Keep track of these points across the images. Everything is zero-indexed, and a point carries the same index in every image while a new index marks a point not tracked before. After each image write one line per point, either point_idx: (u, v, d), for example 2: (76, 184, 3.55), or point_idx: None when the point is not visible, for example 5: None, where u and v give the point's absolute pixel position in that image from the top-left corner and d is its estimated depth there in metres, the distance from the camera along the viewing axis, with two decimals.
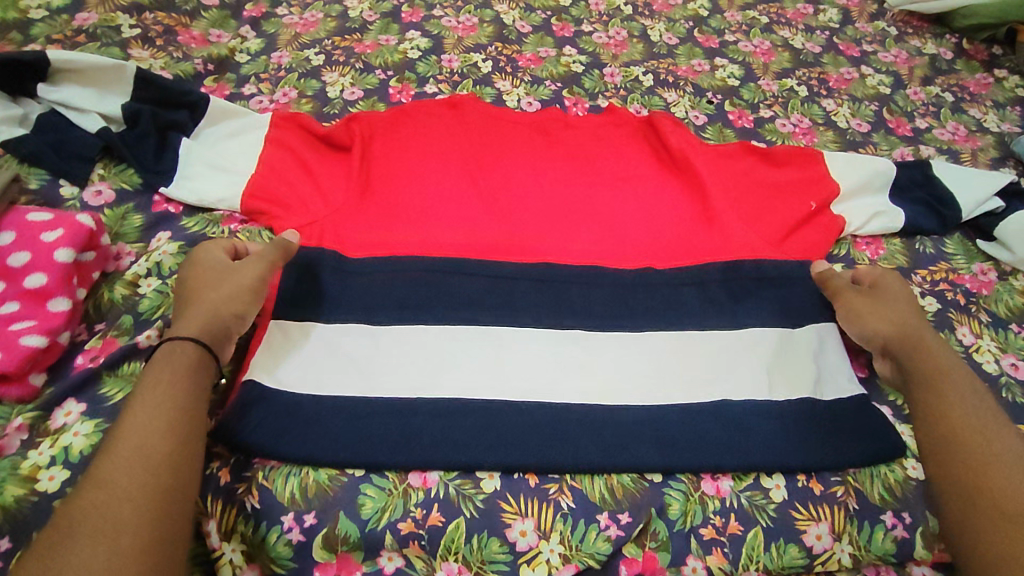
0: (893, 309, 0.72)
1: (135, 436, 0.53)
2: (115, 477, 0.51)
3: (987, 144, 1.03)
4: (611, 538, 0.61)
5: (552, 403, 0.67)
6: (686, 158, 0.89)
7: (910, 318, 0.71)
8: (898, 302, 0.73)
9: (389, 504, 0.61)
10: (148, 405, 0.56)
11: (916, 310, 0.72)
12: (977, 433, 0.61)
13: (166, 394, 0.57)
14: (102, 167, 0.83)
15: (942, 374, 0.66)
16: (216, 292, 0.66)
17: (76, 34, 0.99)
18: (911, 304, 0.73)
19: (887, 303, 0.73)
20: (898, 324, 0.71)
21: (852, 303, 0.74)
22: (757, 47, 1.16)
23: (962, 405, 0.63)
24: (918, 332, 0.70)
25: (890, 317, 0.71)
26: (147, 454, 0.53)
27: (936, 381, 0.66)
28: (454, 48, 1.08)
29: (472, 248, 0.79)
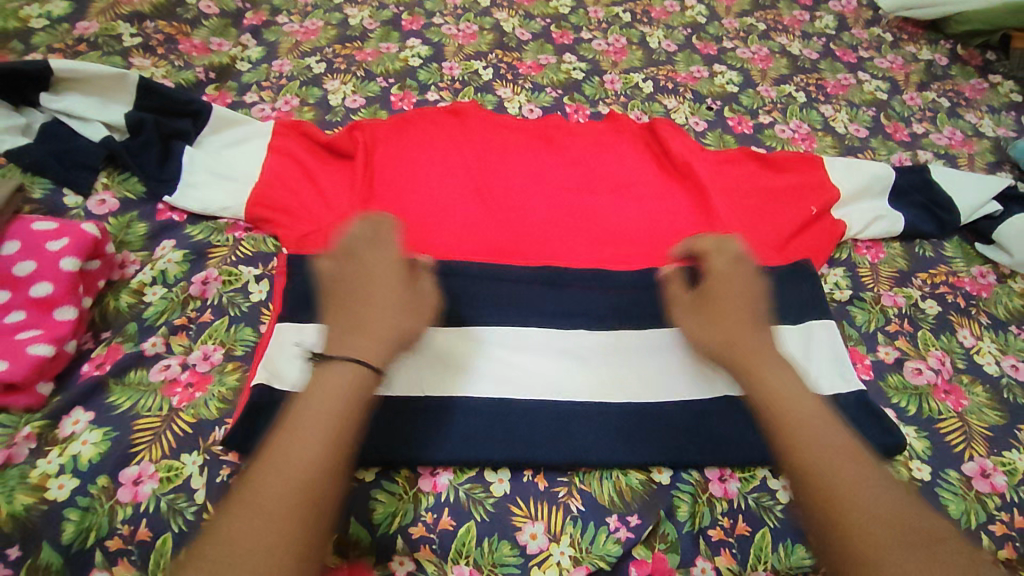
0: (719, 309, 0.66)
1: (292, 452, 0.52)
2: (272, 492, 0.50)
3: (984, 148, 1.05)
4: (620, 540, 0.60)
5: (559, 407, 0.67)
6: (688, 163, 0.90)
7: (732, 319, 0.66)
8: (716, 317, 0.66)
9: (400, 508, 0.61)
10: (315, 431, 0.53)
11: (744, 305, 0.66)
12: (828, 455, 0.54)
13: (330, 416, 0.55)
14: (106, 176, 0.83)
15: (776, 387, 0.60)
16: (398, 311, 0.64)
17: (77, 43, 0.99)
18: (732, 318, 0.66)
19: (706, 303, 0.68)
20: (726, 329, 0.65)
21: (683, 322, 0.69)
22: (755, 54, 1.17)
23: (808, 422, 0.56)
24: (742, 334, 0.64)
25: (711, 326, 0.66)
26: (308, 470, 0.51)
27: (772, 398, 0.59)
28: (455, 56, 1.09)
29: (476, 254, 0.79)
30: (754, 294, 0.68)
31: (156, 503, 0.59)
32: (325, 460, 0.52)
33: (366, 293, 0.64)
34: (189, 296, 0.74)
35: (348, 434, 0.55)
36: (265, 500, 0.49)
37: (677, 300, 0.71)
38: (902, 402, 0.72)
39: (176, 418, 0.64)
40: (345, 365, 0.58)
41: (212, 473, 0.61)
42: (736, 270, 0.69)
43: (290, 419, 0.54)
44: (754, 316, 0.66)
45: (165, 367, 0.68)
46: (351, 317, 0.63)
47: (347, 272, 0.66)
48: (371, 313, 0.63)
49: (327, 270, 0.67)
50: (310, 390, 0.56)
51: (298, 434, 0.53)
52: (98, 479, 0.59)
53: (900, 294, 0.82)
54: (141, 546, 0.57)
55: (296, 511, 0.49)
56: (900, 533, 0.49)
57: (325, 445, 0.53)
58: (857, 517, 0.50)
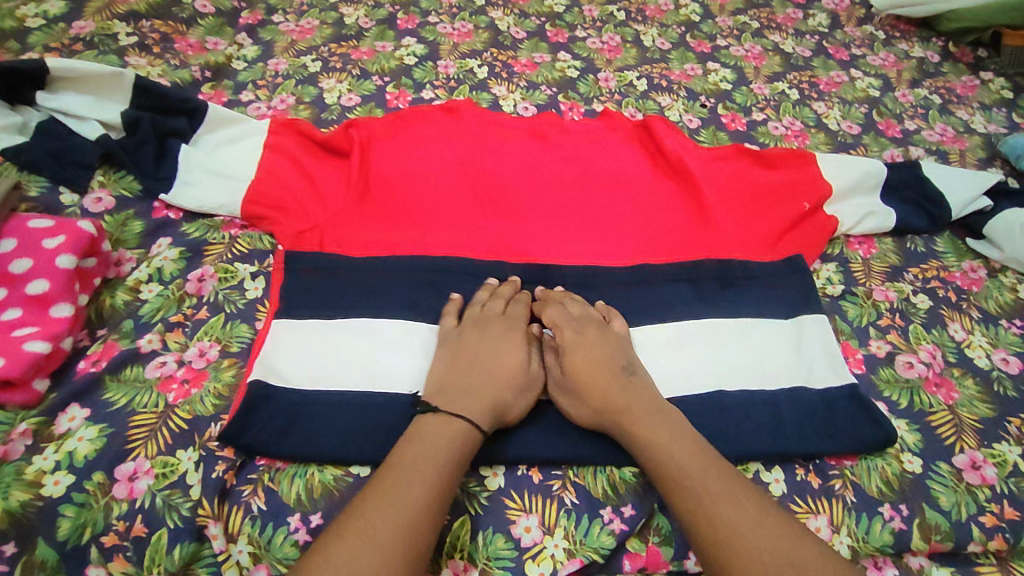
0: (591, 369, 0.65)
1: (405, 486, 0.54)
2: (381, 521, 0.51)
3: (975, 144, 1.05)
4: (614, 532, 0.61)
5: (554, 401, 0.67)
6: (681, 160, 0.91)
7: (603, 379, 0.64)
8: (584, 374, 0.65)
9: None
10: (428, 471, 0.55)
11: (609, 358, 0.66)
12: (716, 496, 0.55)
13: (443, 458, 0.57)
14: (102, 174, 0.83)
15: (656, 436, 0.60)
16: (519, 378, 0.65)
17: (73, 42, 0.99)
18: (602, 372, 0.65)
19: (573, 367, 0.65)
20: (601, 392, 0.63)
21: (555, 394, 0.66)
22: (749, 51, 1.17)
23: (681, 467, 0.57)
24: (615, 392, 0.63)
25: (585, 391, 0.64)
26: (415, 506, 0.53)
27: (654, 449, 0.59)
28: (450, 54, 1.09)
29: (470, 250, 0.79)
30: (613, 346, 0.67)
31: (151, 499, 0.59)
32: (433, 501, 0.54)
33: (491, 353, 0.66)
34: (184, 293, 0.74)
35: (455, 479, 0.57)
36: (377, 528, 0.51)
37: (541, 368, 0.67)
38: (893, 395, 0.73)
39: (172, 414, 0.64)
40: (450, 416, 0.60)
41: (208, 469, 0.62)
42: (582, 333, 0.68)
43: (402, 456, 0.57)
44: (622, 365, 0.66)
45: (161, 363, 0.68)
46: (467, 369, 0.64)
47: (490, 324, 0.68)
48: (495, 373, 0.64)
49: (475, 320, 0.69)
50: (427, 431, 0.59)
51: (411, 471, 0.55)
52: (94, 475, 0.59)
53: (891, 290, 0.83)
54: (137, 542, 0.57)
55: (404, 545, 0.51)
56: (784, 564, 0.50)
57: (436, 486, 0.55)
58: (743, 557, 0.51)
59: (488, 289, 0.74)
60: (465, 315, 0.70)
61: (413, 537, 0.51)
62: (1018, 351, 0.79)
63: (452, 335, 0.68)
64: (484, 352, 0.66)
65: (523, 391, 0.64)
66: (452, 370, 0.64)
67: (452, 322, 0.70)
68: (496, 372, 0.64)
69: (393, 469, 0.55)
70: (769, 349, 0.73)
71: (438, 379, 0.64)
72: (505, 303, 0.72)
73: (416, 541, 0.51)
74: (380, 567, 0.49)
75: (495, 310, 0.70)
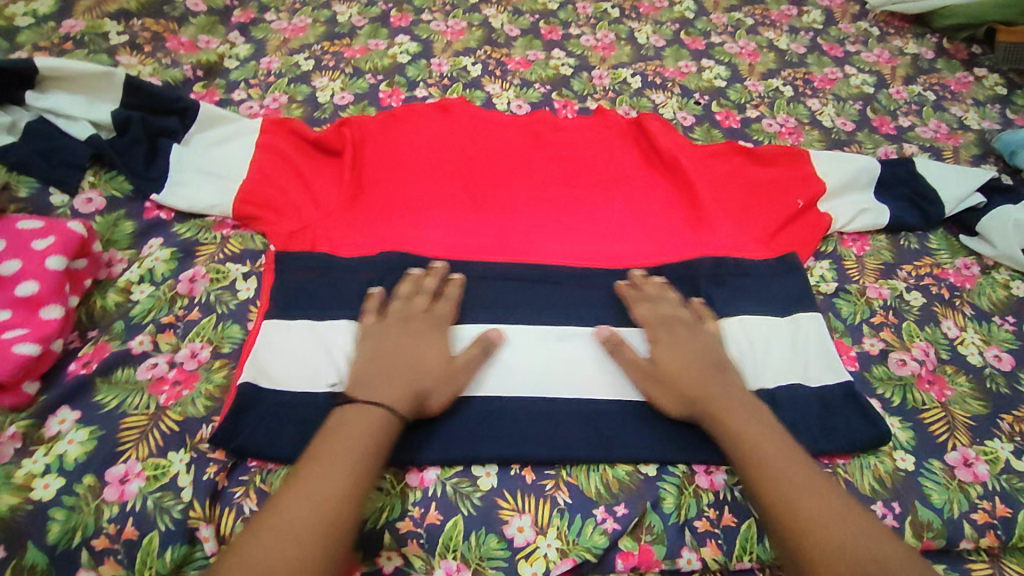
0: (685, 365, 0.66)
1: (320, 479, 0.54)
2: (296, 517, 0.52)
3: (969, 141, 1.05)
4: (607, 531, 0.61)
5: (547, 400, 0.67)
6: (675, 158, 0.90)
7: (697, 375, 0.65)
8: (673, 369, 0.66)
9: (387, 503, 0.61)
10: (343, 464, 0.55)
11: (704, 356, 0.67)
12: (801, 490, 0.57)
13: (360, 447, 0.57)
14: (92, 174, 0.83)
15: (745, 428, 0.61)
16: (442, 367, 0.65)
17: (63, 41, 0.98)
18: (693, 367, 0.66)
19: (667, 363, 0.67)
20: (694, 387, 0.64)
21: (643, 387, 0.67)
22: (743, 48, 1.17)
23: (767, 457, 0.59)
24: (708, 388, 0.64)
25: (677, 386, 0.65)
26: (331, 499, 0.53)
27: (741, 440, 0.60)
28: (443, 52, 1.09)
29: (464, 249, 0.79)
30: (707, 345, 0.68)
31: (143, 501, 0.59)
32: (353, 493, 0.54)
33: (414, 346, 0.66)
34: (175, 294, 0.74)
35: (375, 470, 0.57)
36: (292, 526, 0.51)
37: (630, 360, 0.68)
38: (887, 392, 0.73)
39: (163, 416, 0.64)
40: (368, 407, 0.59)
41: (199, 470, 0.61)
42: (672, 332, 0.69)
43: (319, 449, 0.56)
44: (718, 364, 0.67)
45: (152, 365, 0.68)
46: (388, 361, 0.64)
47: (413, 319, 0.68)
48: (417, 363, 0.64)
49: (399, 314, 0.68)
50: (343, 422, 0.58)
51: (326, 466, 0.55)
52: (85, 478, 0.59)
53: (885, 287, 0.83)
54: (128, 545, 0.57)
55: (323, 539, 0.51)
56: (867, 561, 0.52)
57: (353, 478, 0.55)
58: (827, 551, 0.53)
59: (410, 281, 0.71)
60: (388, 309, 0.69)
61: (332, 531, 0.52)
62: (1011, 347, 0.79)
63: (373, 329, 0.67)
64: (407, 344, 0.65)
65: (446, 379, 0.64)
66: (373, 362, 0.64)
67: (373, 317, 0.68)
68: (418, 363, 0.64)
69: (307, 464, 0.55)
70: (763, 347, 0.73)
71: (359, 371, 0.63)
72: (430, 298, 0.71)
73: (335, 535, 0.52)
74: (299, 563, 0.49)
75: (418, 304, 0.69)
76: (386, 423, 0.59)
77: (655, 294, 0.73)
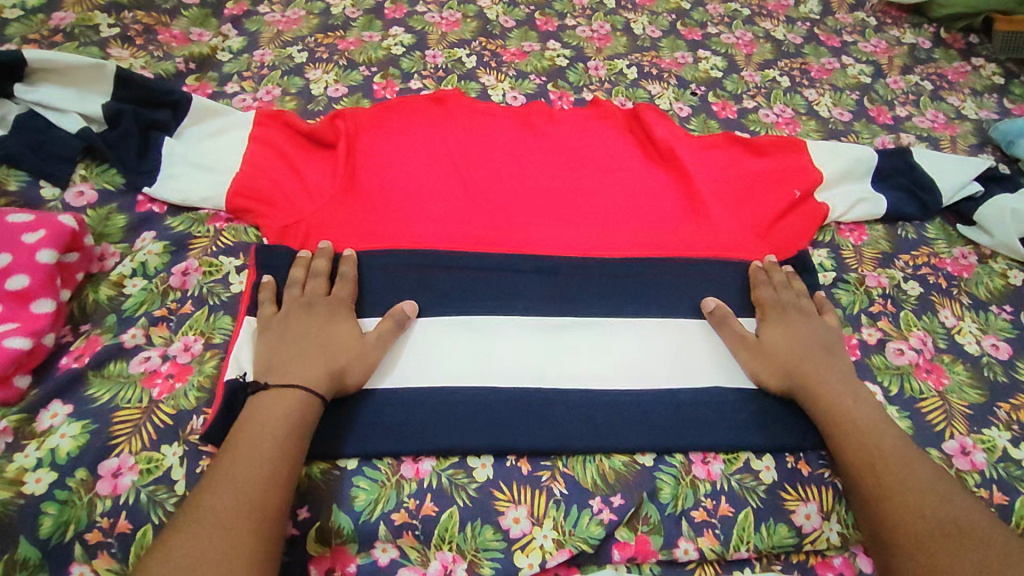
0: (791, 343, 0.70)
1: (240, 466, 0.55)
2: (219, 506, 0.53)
3: (966, 131, 1.05)
4: (603, 522, 0.61)
5: (542, 392, 0.67)
6: (671, 148, 0.90)
7: (803, 354, 0.69)
8: (783, 343, 0.70)
9: (382, 495, 0.61)
10: (264, 448, 0.56)
11: (811, 340, 0.70)
12: (889, 460, 0.60)
13: (279, 429, 0.58)
14: (84, 167, 0.82)
15: (840, 400, 0.65)
16: (355, 343, 0.66)
17: (53, 34, 0.97)
18: (803, 345, 0.70)
19: (770, 341, 0.70)
20: (798, 363, 0.68)
21: (745, 359, 0.70)
22: (740, 39, 1.16)
23: (857, 420, 0.63)
24: (812, 366, 0.68)
25: (778, 360, 0.69)
26: (253, 482, 0.54)
27: (836, 405, 0.65)
28: (438, 44, 1.08)
29: (460, 241, 0.78)
30: (815, 329, 0.72)
31: (136, 495, 0.58)
32: (276, 475, 0.55)
33: (324, 328, 0.67)
34: (169, 286, 0.73)
35: (298, 451, 0.58)
36: (217, 515, 0.52)
37: (734, 335, 0.71)
38: (886, 381, 0.73)
39: (156, 409, 0.64)
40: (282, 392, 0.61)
41: (192, 463, 0.61)
42: (783, 314, 0.73)
43: (236, 439, 0.57)
44: (826, 348, 0.70)
45: (145, 359, 0.67)
46: (295, 349, 0.65)
47: (319, 302, 0.69)
48: (326, 346, 0.65)
49: (298, 302, 0.69)
50: (258, 408, 0.60)
51: (243, 454, 0.56)
52: (77, 472, 0.59)
53: (882, 276, 0.83)
54: (121, 538, 0.57)
55: (250, 523, 0.52)
56: (943, 527, 0.56)
57: (273, 462, 0.56)
58: (907, 501, 0.58)
59: (301, 265, 0.72)
60: (285, 300, 0.70)
61: (258, 513, 0.53)
62: (1009, 336, 0.78)
63: (273, 321, 0.68)
64: (312, 329, 0.67)
65: (361, 354, 0.66)
66: (280, 353, 0.65)
67: (271, 308, 0.69)
68: (325, 346, 0.65)
69: (226, 454, 0.57)
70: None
71: (267, 364, 0.64)
72: (328, 281, 0.71)
73: (262, 517, 0.53)
74: (227, 547, 0.51)
75: (319, 289, 0.70)
76: (303, 403, 0.60)
77: (766, 280, 0.76)
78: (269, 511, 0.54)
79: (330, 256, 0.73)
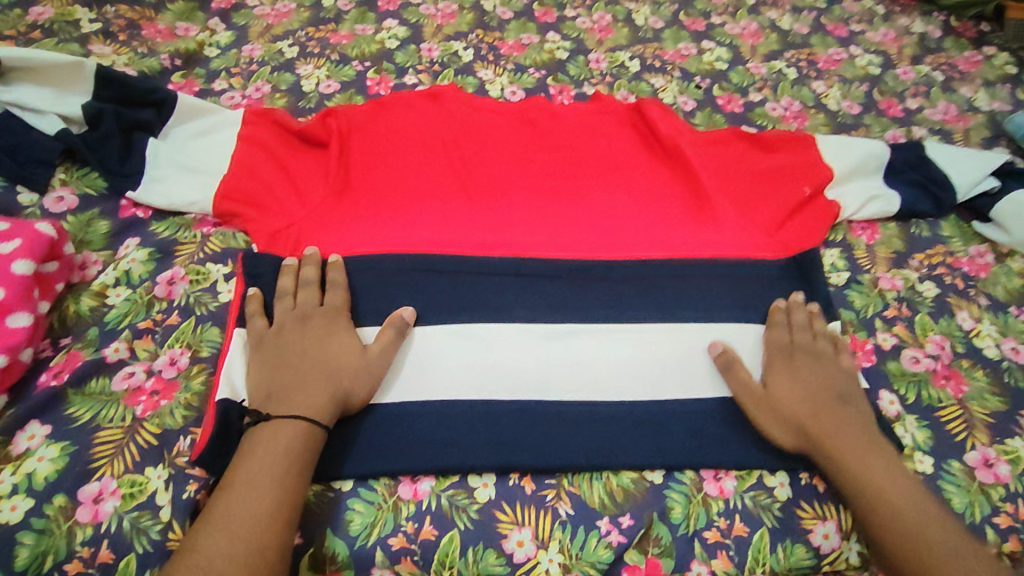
0: (804, 395, 0.64)
1: (241, 503, 0.53)
2: (220, 548, 0.50)
3: (979, 123, 1.02)
4: (612, 544, 0.58)
5: (546, 403, 0.65)
6: (676, 144, 0.86)
7: (817, 409, 0.63)
8: (796, 397, 0.64)
9: (379, 519, 0.58)
10: (265, 483, 0.54)
11: (826, 390, 0.65)
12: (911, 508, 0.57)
13: (280, 461, 0.55)
14: (64, 171, 0.78)
15: (851, 446, 0.61)
16: (353, 358, 0.63)
17: (31, 30, 0.93)
18: (818, 399, 0.64)
19: (781, 394, 0.65)
20: (811, 417, 0.63)
21: (756, 416, 0.64)
22: (745, 29, 1.13)
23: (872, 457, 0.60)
24: (825, 421, 0.62)
25: (788, 414, 0.63)
26: (253, 521, 0.52)
27: (854, 461, 0.60)
28: (433, 37, 1.04)
29: (457, 245, 0.75)
30: (830, 378, 0.66)
31: (118, 522, 0.56)
32: (276, 513, 0.53)
33: (319, 344, 0.64)
34: (153, 297, 0.70)
35: (301, 483, 0.56)
36: (218, 558, 0.50)
37: (743, 386, 0.65)
38: (903, 389, 0.70)
39: (140, 428, 0.61)
40: (282, 419, 0.58)
41: (178, 488, 0.58)
42: (795, 361, 0.67)
43: (236, 473, 0.55)
44: (841, 396, 0.64)
45: (129, 374, 0.64)
46: (293, 367, 0.62)
47: (314, 316, 0.66)
48: (325, 362, 0.62)
49: (291, 316, 0.66)
50: (259, 439, 0.57)
51: (243, 490, 0.53)
52: (56, 498, 0.56)
53: (897, 276, 0.80)
54: (103, 569, 0.54)
55: (248, 568, 0.50)
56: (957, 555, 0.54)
57: (273, 502, 0.53)
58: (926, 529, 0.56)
59: (290, 273, 0.69)
60: (277, 314, 0.67)
61: (256, 557, 0.50)
62: None
63: (266, 335, 0.65)
64: (309, 345, 0.64)
65: (360, 371, 0.63)
66: (277, 372, 0.62)
67: (262, 322, 0.66)
68: (324, 363, 0.62)
69: (225, 490, 0.54)
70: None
71: (264, 384, 0.61)
72: (319, 289, 0.68)
73: (262, 561, 0.50)
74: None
75: (310, 300, 0.67)
76: (301, 432, 0.57)
77: (784, 321, 0.71)
78: (269, 554, 0.51)
79: (319, 262, 0.70)
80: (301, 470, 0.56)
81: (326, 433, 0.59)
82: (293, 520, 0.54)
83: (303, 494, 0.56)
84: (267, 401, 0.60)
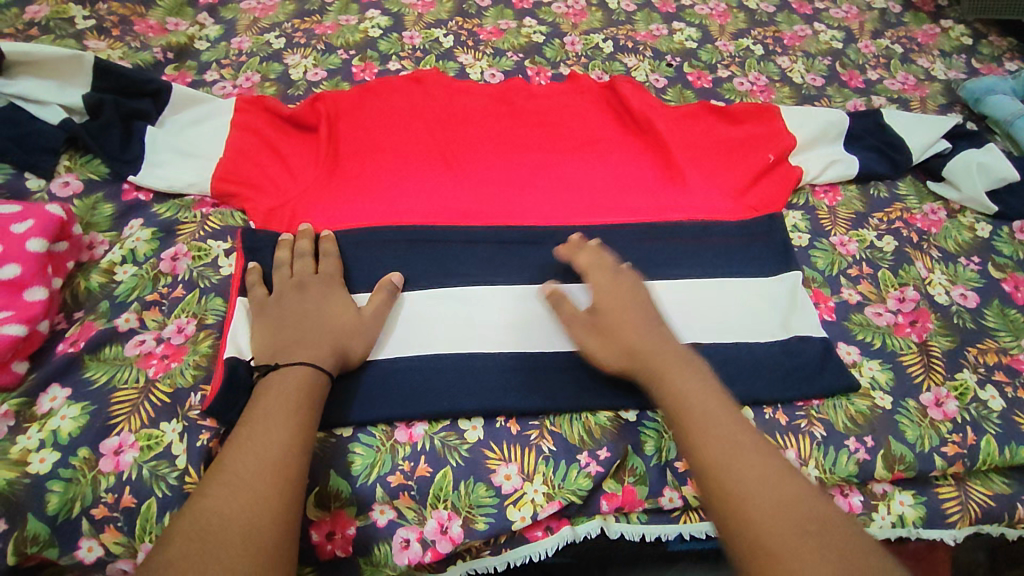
0: (621, 328, 0.65)
1: (258, 433, 0.57)
2: (242, 470, 0.54)
3: (936, 91, 1.07)
4: (591, 474, 0.64)
5: (528, 355, 0.70)
6: (648, 119, 0.92)
7: (639, 333, 0.64)
8: (615, 325, 0.66)
9: (377, 459, 0.64)
10: (279, 415, 0.58)
11: (644, 316, 0.66)
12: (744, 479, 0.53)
13: (290, 397, 0.60)
14: (67, 158, 0.83)
15: (688, 390, 0.59)
16: (349, 319, 0.68)
17: (28, 27, 0.97)
18: (636, 324, 0.65)
19: (606, 318, 0.66)
20: (635, 342, 0.64)
21: (583, 339, 0.67)
22: (713, 10, 1.18)
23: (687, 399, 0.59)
24: (649, 342, 0.64)
25: (618, 336, 0.65)
26: (271, 446, 0.56)
27: (681, 400, 0.59)
28: (415, 25, 1.09)
29: (442, 216, 0.80)
30: (647, 309, 0.67)
31: (138, 471, 0.61)
32: (292, 440, 0.57)
33: (317, 307, 0.68)
34: (159, 272, 0.75)
35: (313, 418, 0.61)
36: (241, 478, 0.54)
37: (570, 315, 0.68)
38: (874, 340, 0.75)
39: (153, 388, 0.65)
40: (288, 369, 0.62)
41: (192, 438, 0.63)
42: (614, 287, 0.68)
43: (254, 411, 0.59)
44: (658, 323, 0.66)
45: (140, 342, 0.69)
46: (293, 327, 0.66)
47: (313, 283, 0.70)
48: (323, 322, 0.67)
49: (289, 283, 0.70)
50: (269, 385, 0.61)
51: (259, 423, 0.58)
52: (79, 451, 0.61)
53: (854, 238, 0.85)
54: (126, 513, 0.59)
55: (271, 485, 0.54)
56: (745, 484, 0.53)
57: (290, 430, 0.58)
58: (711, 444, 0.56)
59: (286, 246, 0.73)
60: (275, 282, 0.71)
61: (277, 477, 0.55)
62: (976, 286, 0.82)
63: (267, 302, 0.69)
64: (307, 308, 0.68)
65: (357, 331, 0.67)
66: (279, 333, 0.66)
67: (261, 290, 0.70)
68: (323, 322, 0.67)
69: (240, 426, 0.58)
70: (752, 306, 0.76)
71: (268, 344, 0.66)
72: (314, 260, 0.73)
73: (281, 477, 0.55)
74: (252, 506, 0.52)
75: (305, 269, 0.71)
76: (307, 376, 0.62)
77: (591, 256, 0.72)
78: (288, 474, 0.55)
79: (313, 236, 0.74)
80: (310, 408, 0.61)
81: (328, 382, 0.64)
82: (308, 449, 0.59)
83: (315, 427, 0.61)
84: (274, 357, 0.64)
